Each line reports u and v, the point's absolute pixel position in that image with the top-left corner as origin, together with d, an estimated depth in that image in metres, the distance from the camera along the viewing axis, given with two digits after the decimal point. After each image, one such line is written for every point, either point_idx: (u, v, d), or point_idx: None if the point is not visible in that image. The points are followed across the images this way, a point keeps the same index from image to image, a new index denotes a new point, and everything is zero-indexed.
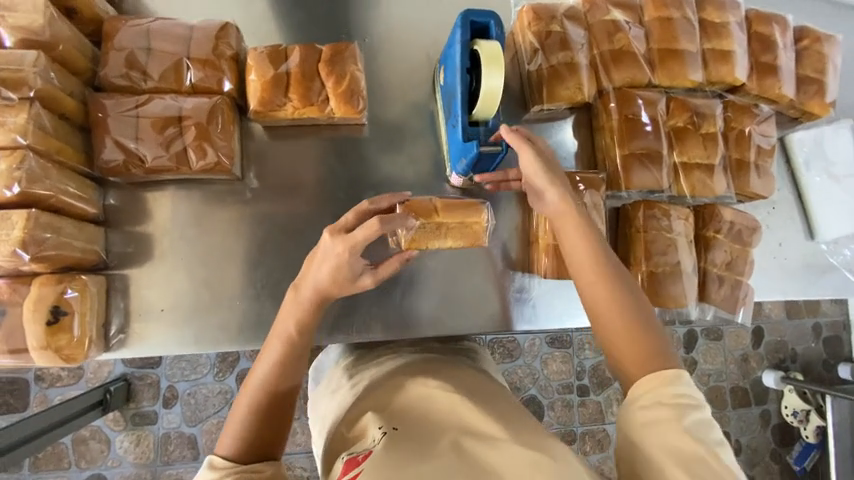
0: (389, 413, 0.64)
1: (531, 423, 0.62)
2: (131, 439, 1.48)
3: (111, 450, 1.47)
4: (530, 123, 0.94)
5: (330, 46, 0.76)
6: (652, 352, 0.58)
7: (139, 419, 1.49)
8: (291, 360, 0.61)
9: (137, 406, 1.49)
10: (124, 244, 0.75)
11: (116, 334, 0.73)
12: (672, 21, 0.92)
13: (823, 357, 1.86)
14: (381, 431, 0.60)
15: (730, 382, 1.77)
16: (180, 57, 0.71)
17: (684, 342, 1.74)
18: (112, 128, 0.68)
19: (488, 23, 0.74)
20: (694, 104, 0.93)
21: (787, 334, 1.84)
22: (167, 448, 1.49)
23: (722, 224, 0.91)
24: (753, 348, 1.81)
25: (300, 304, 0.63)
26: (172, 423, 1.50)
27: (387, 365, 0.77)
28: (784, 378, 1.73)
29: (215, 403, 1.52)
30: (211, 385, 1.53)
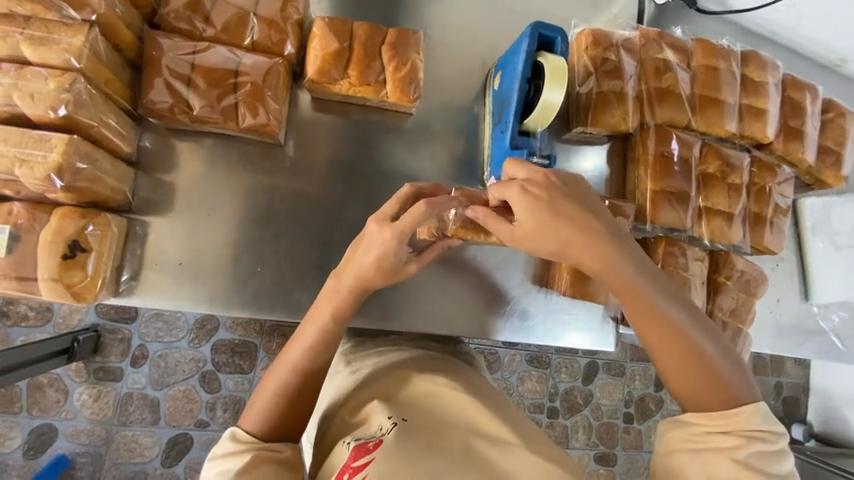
0: (397, 403, 0.64)
1: (536, 430, 0.64)
2: (92, 393, 1.42)
3: (68, 401, 1.41)
4: (568, 142, 0.95)
5: (396, 31, 0.76)
6: (712, 373, 0.60)
7: (103, 374, 1.43)
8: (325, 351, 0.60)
9: (103, 359, 1.43)
10: (150, 190, 0.72)
11: (126, 281, 0.70)
12: (717, 71, 0.96)
13: (780, 415, 1.94)
14: (390, 421, 0.59)
15: None
16: (246, 11, 0.69)
17: (656, 381, 1.79)
18: (165, 70, 0.65)
19: (555, 38, 0.75)
20: (725, 153, 0.97)
21: None
22: (127, 408, 1.43)
23: (733, 272, 0.94)
24: None
25: (339, 291, 0.62)
26: (137, 383, 1.44)
27: (390, 356, 0.76)
28: None
29: (186, 369, 1.47)
30: (186, 350, 1.48)
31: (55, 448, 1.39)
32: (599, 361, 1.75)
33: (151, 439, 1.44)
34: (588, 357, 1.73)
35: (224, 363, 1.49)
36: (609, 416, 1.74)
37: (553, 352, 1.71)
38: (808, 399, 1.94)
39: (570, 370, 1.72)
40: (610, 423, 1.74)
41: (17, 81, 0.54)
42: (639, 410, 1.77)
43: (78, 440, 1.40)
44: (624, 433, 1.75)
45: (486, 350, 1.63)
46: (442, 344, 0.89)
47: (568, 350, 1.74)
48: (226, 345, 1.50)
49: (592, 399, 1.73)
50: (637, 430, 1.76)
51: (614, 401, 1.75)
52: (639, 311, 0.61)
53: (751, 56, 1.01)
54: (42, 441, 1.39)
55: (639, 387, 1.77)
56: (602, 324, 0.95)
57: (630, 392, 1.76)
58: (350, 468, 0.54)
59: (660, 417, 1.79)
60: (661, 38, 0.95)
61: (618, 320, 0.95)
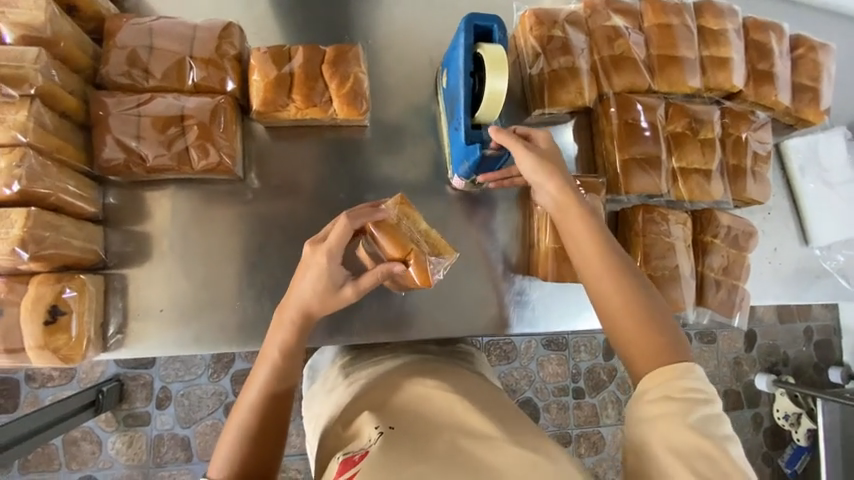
0: (387, 411, 0.64)
1: (523, 420, 0.64)
2: (124, 440, 1.46)
3: (103, 451, 1.45)
4: (531, 126, 0.94)
5: (334, 48, 0.76)
6: (651, 329, 0.58)
7: (132, 420, 1.47)
8: (280, 383, 0.60)
9: (130, 406, 1.48)
10: (123, 243, 0.74)
11: (114, 335, 0.72)
12: (671, 28, 0.94)
13: (814, 360, 1.88)
14: (378, 430, 0.60)
15: (724, 385, 1.79)
16: (183, 56, 0.70)
17: None
18: (113, 127, 0.67)
19: (492, 27, 0.75)
20: (692, 110, 0.94)
21: (779, 337, 1.86)
22: (160, 449, 1.48)
23: (719, 229, 0.91)
24: (746, 352, 1.82)
25: (284, 326, 0.62)
26: (165, 424, 1.48)
27: (383, 365, 0.77)
28: (777, 381, 1.74)
29: (209, 404, 1.51)
30: (206, 385, 1.51)
31: None
32: None
33: (187, 476, 1.48)
34: None
35: None
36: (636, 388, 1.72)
37: (570, 334, 1.70)
38: (841, 340, 1.90)
39: (590, 348, 1.70)
40: None
41: None
42: None
43: None
44: None
45: (500, 341, 1.63)
46: (440, 346, 0.88)
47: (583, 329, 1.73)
48: (243, 375, 1.53)
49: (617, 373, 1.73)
50: None
51: None
52: (595, 266, 0.63)
53: (706, 6, 0.99)
54: None
55: None
56: None
57: None
58: None
59: None
60: (607, 6, 0.93)
61: None
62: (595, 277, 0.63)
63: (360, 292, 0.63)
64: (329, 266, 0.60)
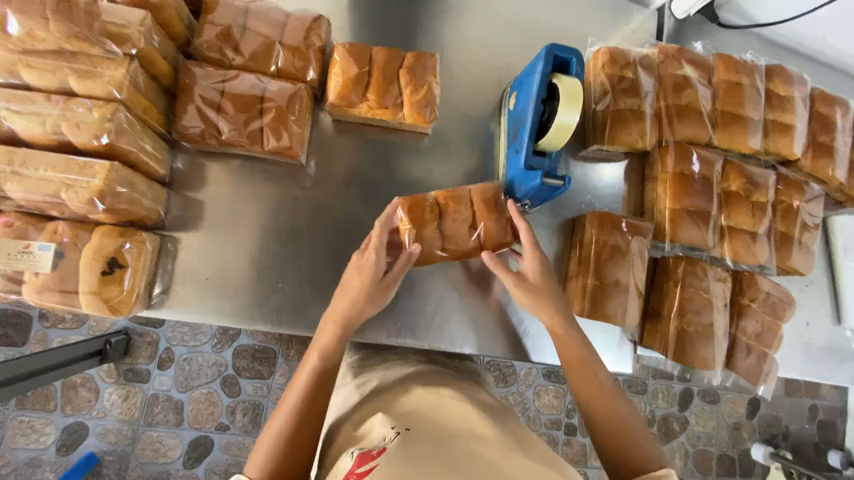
0: (403, 413, 0.64)
1: (537, 443, 0.62)
2: (120, 393, 1.49)
3: (98, 401, 1.48)
4: (584, 159, 0.96)
5: (413, 56, 0.78)
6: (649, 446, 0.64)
7: (132, 375, 1.50)
8: (326, 369, 0.65)
9: (132, 361, 1.50)
10: (182, 208, 0.76)
11: (158, 294, 0.74)
12: (739, 86, 0.94)
13: (815, 440, 1.83)
14: (394, 430, 0.59)
15: (719, 448, 1.76)
16: (272, 41, 0.72)
17: (680, 400, 1.74)
18: (197, 96, 0.70)
19: (571, 60, 0.76)
20: (749, 171, 0.93)
21: (783, 410, 1.83)
22: (153, 409, 1.49)
23: (759, 294, 0.91)
24: (747, 418, 1.79)
25: (347, 295, 0.70)
26: (163, 385, 1.51)
27: (395, 370, 0.79)
28: (774, 455, 1.70)
29: (208, 373, 1.53)
30: (208, 354, 1.53)
31: (85, 446, 1.46)
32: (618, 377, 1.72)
33: (174, 440, 1.49)
34: None
35: (244, 368, 1.54)
36: None
37: None
38: (846, 424, 1.84)
39: None
40: None
41: (65, 113, 0.58)
42: (662, 429, 1.72)
43: (107, 438, 1.47)
44: None
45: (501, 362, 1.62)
46: (449, 360, 0.92)
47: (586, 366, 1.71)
48: (246, 351, 1.55)
49: None
50: None
51: None
52: (588, 381, 0.69)
53: (776, 70, 0.99)
54: (74, 438, 1.46)
55: (662, 405, 1.72)
56: (620, 345, 0.91)
57: (652, 410, 1.72)
58: (354, 474, 0.53)
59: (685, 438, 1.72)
60: (680, 55, 0.94)
61: (636, 342, 0.92)
62: (591, 398, 0.68)
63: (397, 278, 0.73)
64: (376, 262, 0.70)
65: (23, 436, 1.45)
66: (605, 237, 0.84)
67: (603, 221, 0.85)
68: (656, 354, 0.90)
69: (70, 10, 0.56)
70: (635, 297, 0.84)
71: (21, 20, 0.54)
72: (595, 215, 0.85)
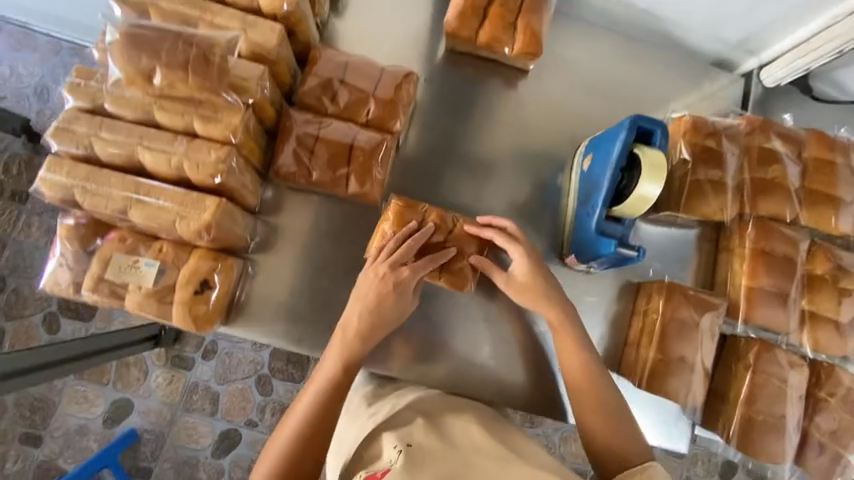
0: (408, 428, 0.71)
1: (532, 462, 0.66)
2: (166, 377, 1.58)
3: (147, 381, 1.58)
4: (654, 222, 0.93)
5: (464, 222, 0.79)
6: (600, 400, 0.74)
7: (178, 361, 1.59)
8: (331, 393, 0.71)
9: (180, 348, 1.60)
10: (265, 235, 0.82)
11: (234, 311, 0.80)
12: (833, 165, 0.89)
13: None
14: (398, 449, 0.66)
15: None
16: (366, 93, 0.78)
17: (718, 471, 1.68)
18: (295, 140, 0.76)
19: (655, 130, 0.75)
20: (838, 256, 0.87)
21: None
22: (192, 396, 1.58)
23: (838, 389, 0.83)
24: None
25: (358, 331, 0.74)
26: (204, 375, 1.60)
27: (406, 396, 0.79)
28: None
29: (245, 369, 1.62)
30: (248, 352, 1.62)
31: (128, 422, 1.56)
32: None
33: (207, 429, 1.58)
34: None
35: (279, 370, 1.62)
36: None
37: None
38: None
39: None
40: None
41: (188, 152, 0.65)
42: None
43: (148, 417, 1.57)
44: None
45: None
46: None
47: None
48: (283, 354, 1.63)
49: None
50: None
51: None
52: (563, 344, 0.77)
53: None
54: (119, 413, 1.56)
55: (701, 474, 1.67)
56: (675, 421, 0.88)
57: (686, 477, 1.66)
58: None
59: None
60: (770, 127, 0.90)
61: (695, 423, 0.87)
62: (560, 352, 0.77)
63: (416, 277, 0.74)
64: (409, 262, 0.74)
65: (76, 404, 1.56)
66: (683, 307, 0.81)
67: (672, 293, 0.82)
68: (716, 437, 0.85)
69: (206, 67, 0.64)
70: (702, 377, 0.81)
71: (167, 73, 0.63)
72: (663, 285, 0.83)
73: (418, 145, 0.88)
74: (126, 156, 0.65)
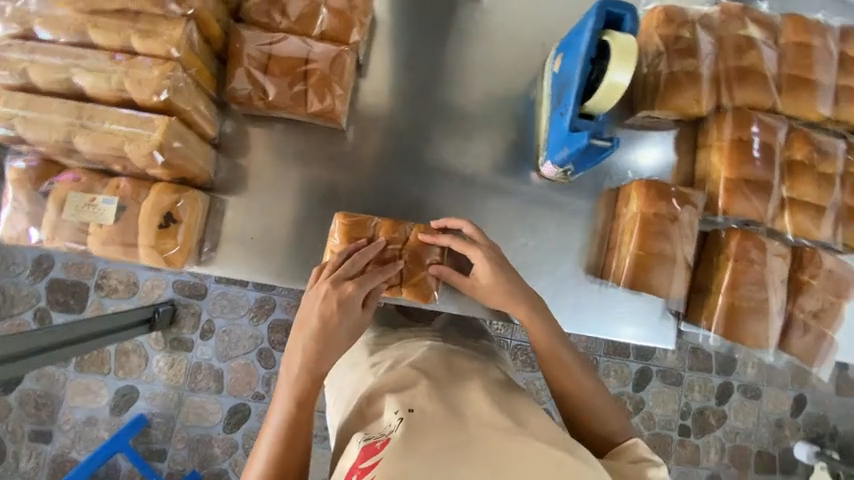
0: (412, 393, 0.61)
1: (546, 425, 0.58)
2: (167, 361, 1.58)
3: (148, 367, 1.57)
4: (632, 128, 0.91)
5: (418, 234, 0.78)
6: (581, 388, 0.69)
7: (177, 344, 1.58)
8: (312, 370, 0.63)
9: (178, 331, 1.58)
10: (229, 171, 0.79)
11: (207, 251, 0.78)
12: (810, 48, 0.86)
13: None
14: (397, 416, 0.57)
15: (758, 445, 1.76)
16: (318, 3, 0.73)
17: (717, 393, 1.73)
18: (246, 59, 0.71)
19: (624, 16, 0.71)
20: (816, 140, 0.86)
21: (831, 409, 1.82)
22: (196, 376, 1.58)
23: (820, 271, 0.84)
24: (790, 416, 1.78)
25: (333, 297, 0.66)
26: (205, 354, 1.59)
27: (410, 352, 0.73)
28: (819, 454, 1.72)
29: (245, 345, 1.60)
30: (246, 327, 1.60)
31: (135, 408, 1.56)
32: (653, 368, 1.70)
33: (215, 406, 1.58)
34: (641, 362, 1.68)
35: (279, 343, 1.60)
36: (662, 426, 1.70)
37: (602, 355, 1.67)
38: None
39: (620, 374, 1.67)
40: (664, 435, 1.70)
41: (129, 70, 0.61)
42: (697, 423, 1.72)
43: (154, 402, 1.56)
44: (679, 446, 1.71)
45: (527, 347, 1.59)
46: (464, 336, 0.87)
47: (618, 354, 1.69)
48: (281, 325, 1.61)
49: (644, 407, 1.69)
50: (693, 445, 1.72)
51: (668, 412, 1.70)
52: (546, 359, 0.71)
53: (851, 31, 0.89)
54: (125, 400, 1.56)
55: (699, 399, 1.72)
56: (661, 319, 0.89)
57: (687, 403, 1.71)
58: (359, 469, 0.52)
59: (720, 432, 1.74)
60: (743, 13, 0.87)
61: (681, 318, 0.88)
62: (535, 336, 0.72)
63: (363, 292, 0.67)
64: (355, 295, 0.67)
65: (80, 396, 1.54)
66: (657, 205, 0.79)
67: (652, 189, 0.80)
68: (700, 331, 0.86)
69: None
70: (683, 269, 0.81)
71: None
72: (644, 183, 0.80)
73: (382, 74, 0.85)
74: (65, 82, 0.62)
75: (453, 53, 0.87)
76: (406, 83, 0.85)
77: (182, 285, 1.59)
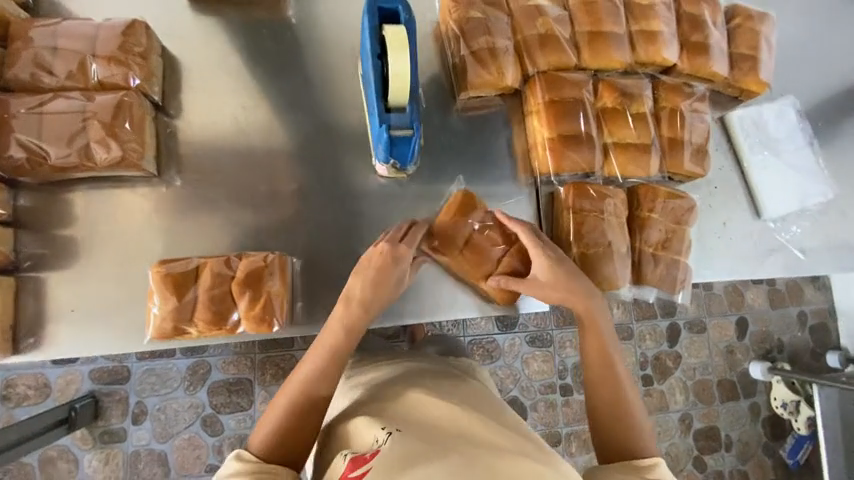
0: (391, 415, 0.62)
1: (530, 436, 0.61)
2: (100, 457, 1.38)
3: (80, 470, 1.37)
4: (462, 112, 0.92)
5: (245, 267, 0.73)
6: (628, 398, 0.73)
7: (108, 437, 1.39)
8: (325, 373, 0.66)
9: (105, 423, 1.39)
10: (36, 245, 0.73)
11: (27, 338, 0.71)
12: (596, 5, 0.92)
13: (810, 345, 1.95)
14: (385, 431, 0.58)
15: (717, 375, 1.83)
16: (84, 54, 0.71)
17: (667, 336, 1.79)
18: (15, 127, 0.68)
19: (397, 9, 0.74)
20: (621, 85, 0.92)
21: (772, 323, 1.92)
22: (137, 466, 1.40)
23: (656, 204, 0.89)
24: (738, 340, 1.87)
25: (352, 305, 0.69)
26: (142, 440, 1.40)
27: (399, 372, 0.74)
28: (771, 368, 1.79)
29: (186, 417, 1.43)
30: (182, 399, 1.43)
31: None
32: None
33: None
34: None
35: (223, 405, 1.45)
36: None
37: (555, 328, 1.64)
38: (836, 323, 1.99)
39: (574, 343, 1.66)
40: None
41: None
42: (657, 370, 1.77)
43: None
44: (646, 396, 1.74)
45: (483, 339, 1.59)
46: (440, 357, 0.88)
47: (568, 324, 1.68)
48: (221, 386, 1.45)
49: None
50: (659, 392, 1.76)
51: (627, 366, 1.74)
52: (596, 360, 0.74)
53: None
54: None
55: (651, 346, 1.77)
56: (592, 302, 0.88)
57: (643, 352, 1.76)
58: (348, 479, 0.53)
59: (680, 372, 1.79)
60: None
61: None
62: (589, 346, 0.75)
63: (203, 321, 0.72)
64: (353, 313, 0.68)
65: None
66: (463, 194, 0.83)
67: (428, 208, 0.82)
68: None
69: None
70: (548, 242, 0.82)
71: None
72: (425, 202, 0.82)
73: (206, 118, 0.81)
74: None
75: (268, 82, 0.84)
76: (257, 116, 0.83)
77: (100, 372, 1.40)
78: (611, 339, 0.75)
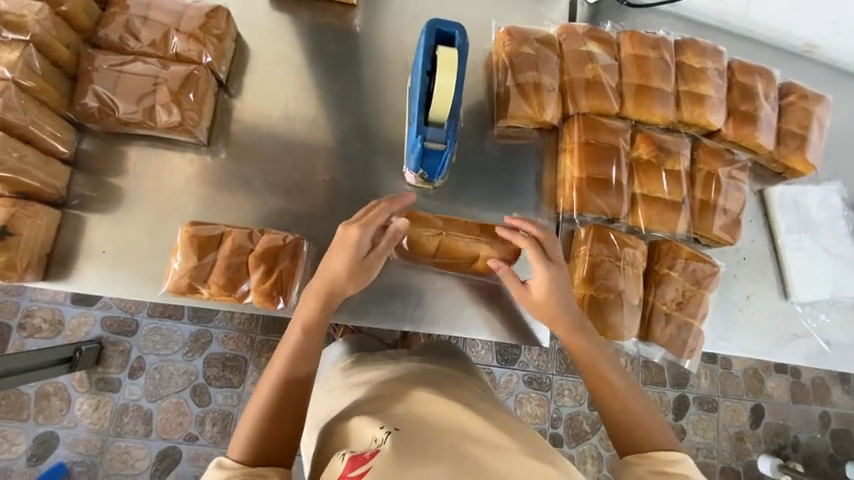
0: (389, 413, 0.61)
1: (535, 437, 0.60)
2: (92, 403, 1.43)
3: (70, 410, 1.42)
4: (498, 138, 0.95)
5: (264, 244, 0.77)
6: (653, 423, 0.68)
7: (104, 384, 1.44)
8: (294, 363, 0.66)
9: (104, 370, 1.44)
10: (86, 187, 0.80)
11: (57, 268, 0.77)
12: (647, 60, 0.93)
13: (829, 451, 1.81)
14: (384, 431, 0.56)
15: (720, 460, 1.71)
16: (169, 28, 0.79)
17: (674, 407, 1.68)
18: (95, 80, 0.75)
19: (453, 33, 0.78)
20: (659, 139, 0.93)
21: (791, 418, 1.79)
22: (122, 419, 1.43)
23: (676, 262, 0.88)
24: (750, 428, 1.75)
25: (314, 296, 0.70)
26: (133, 394, 1.44)
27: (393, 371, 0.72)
28: (782, 466, 1.66)
29: (178, 382, 1.47)
30: (179, 363, 1.48)
31: (54, 457, 1.40)
32: None
33: (142, 451, 1.42)
34: None
35: (215, 377, 1.48)
36: None
37: (555, 374, 1.60)
38: None
39: (574, 394, 1.59)
40: None
41: None
42: None
43: (76, 448, 1.40)
44: None
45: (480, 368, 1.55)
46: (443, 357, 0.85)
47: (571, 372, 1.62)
48: (217, 359, 1.49)
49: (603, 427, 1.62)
50: None
51: None
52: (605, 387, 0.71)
53: (687, 43, 0.97)
54: (43, 449, 1.40)
55: None
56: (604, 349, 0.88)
57: None
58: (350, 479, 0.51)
59: None
60: (584, 32, 0.95)
61: None
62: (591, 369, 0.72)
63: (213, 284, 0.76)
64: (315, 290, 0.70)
65: None
66: (421, 231, 0.82)
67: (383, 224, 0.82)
68: None
69: None
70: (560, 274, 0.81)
71: None
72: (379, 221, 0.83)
73: (262, 103, 0.88)
74: None
75: (325, 80, 0.90)
76: (309, 109, 0.89)
77: (112, 321, 1.47)
78: (621, 371, 0.72)
